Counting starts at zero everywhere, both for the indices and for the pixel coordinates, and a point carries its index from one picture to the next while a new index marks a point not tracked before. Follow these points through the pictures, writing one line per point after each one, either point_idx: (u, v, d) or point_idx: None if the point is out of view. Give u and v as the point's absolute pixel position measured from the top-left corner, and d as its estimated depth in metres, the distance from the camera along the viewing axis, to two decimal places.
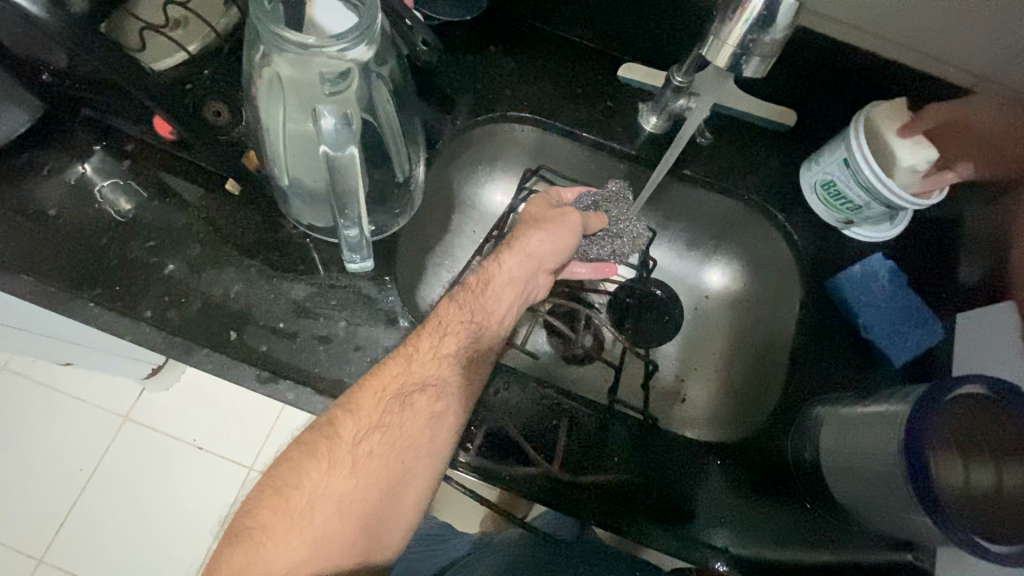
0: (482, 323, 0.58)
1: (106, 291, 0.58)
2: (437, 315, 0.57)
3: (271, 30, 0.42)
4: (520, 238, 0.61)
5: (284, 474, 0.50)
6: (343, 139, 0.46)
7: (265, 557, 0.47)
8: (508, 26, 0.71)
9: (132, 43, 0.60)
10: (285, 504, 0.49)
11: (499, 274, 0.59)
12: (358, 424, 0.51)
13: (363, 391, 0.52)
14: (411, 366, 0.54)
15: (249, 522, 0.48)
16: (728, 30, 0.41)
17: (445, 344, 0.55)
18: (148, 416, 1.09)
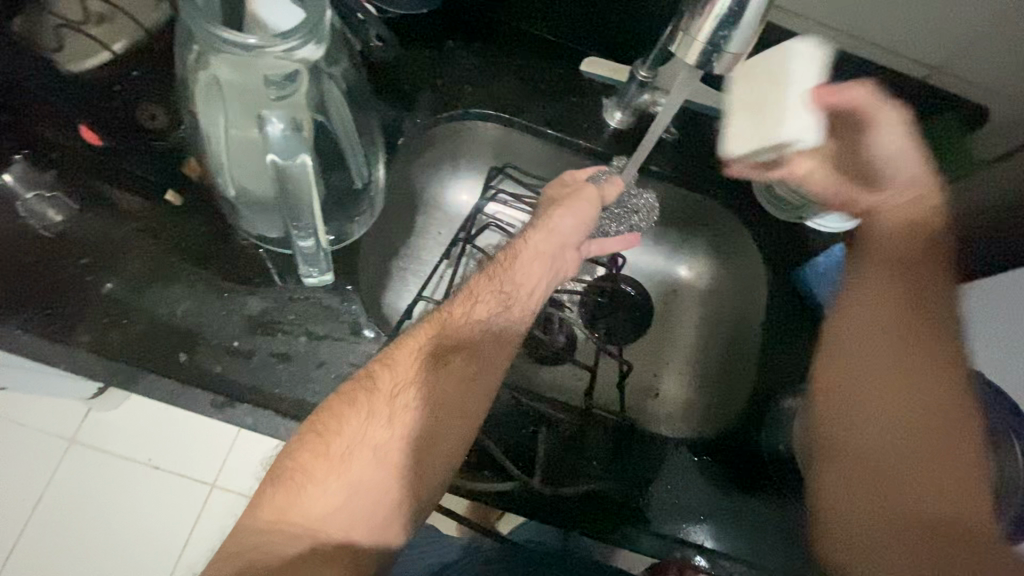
0: (510, 293, 0.57)
1: (37, 315, 0.52)
2: (467, 287, 0.57)
3: (205, 29, 0.38)
4: (546, 215, 0.61)
5: (326, 418, 0.47)
6: (292, 148, 0.42)
7: (304, 502, 0.44)
8: (466, 18, 0.68)
9: (49, 43, 0.56)
10: (325, 450, 0.46)
11: (526, 249, 0.59)
12: (396, 376, 0.50)
13: (400, 349, 0.52)
14: (443, 330, 0.53)
15: (290, 462, 0.46)
16: (697, 26, 0.40)
17: (476, 311, 0.55)
18: (96, 438, 1.01)
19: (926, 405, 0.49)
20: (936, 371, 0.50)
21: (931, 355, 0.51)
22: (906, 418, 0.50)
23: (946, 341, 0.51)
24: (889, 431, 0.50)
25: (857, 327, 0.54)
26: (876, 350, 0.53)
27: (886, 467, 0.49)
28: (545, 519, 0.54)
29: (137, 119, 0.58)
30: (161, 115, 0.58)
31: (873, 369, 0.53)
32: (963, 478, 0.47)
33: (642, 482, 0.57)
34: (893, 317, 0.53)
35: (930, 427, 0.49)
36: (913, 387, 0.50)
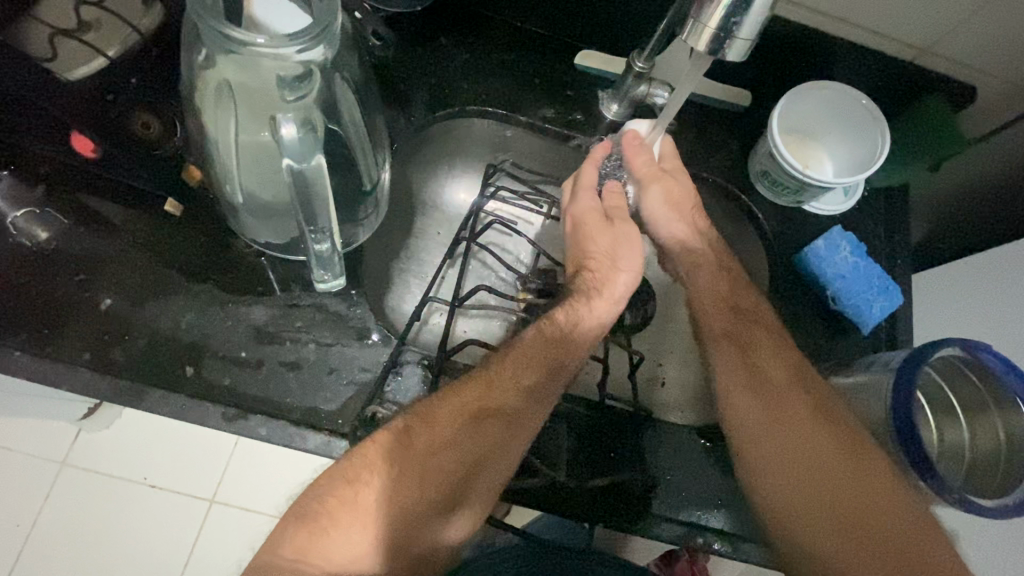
0: (563, 361, 0.56)
1: (34, 336, 0.51)
2: (518, 344, 0.56)
3: (216, 30, 0.37)
4: (606, 280, 0.61)
5: (356, 467, 0.48)
6: (309, 149, 0.41)
7: (326, 547, 0.45)
8: (458, 16, 0.67)
9: (40, 50, 0.49)
10: (353, 499, 0.47)
11: (586, 316, 0.59)
12: (437, 434, 0.51)
13: (442, 405, 0.51)
14: (491, 390, 0.53)
15: (316, 505, 0.47)
16: (708, 13, 0.40)
17: (525, 376, 0.55)
18: (89, 459, 0.99)
19: (826, 460, 0.52)
20: (815, 437, 0.53)
21: (794, 407, 0.55)
22: (809, 476, 0.52)
23: (800, 394, 0.56)
24: (807, 498, 0.51)
25: (742, 420, 0.56)
26: (777, 438, 0.54)
27: (808, 533, 0.50)
28: (570, 515, 0.54)
29: (129, 128, 0.54)
30: (154, 123, 0.56)
31: (771, 447, 0.54)
32: (880, 510, 0.48)
33: (652, 474, 0.57)
34: (760, 403, 0.56)
35: (834, 482, 0.51)
36: (802, 454, 0.53)
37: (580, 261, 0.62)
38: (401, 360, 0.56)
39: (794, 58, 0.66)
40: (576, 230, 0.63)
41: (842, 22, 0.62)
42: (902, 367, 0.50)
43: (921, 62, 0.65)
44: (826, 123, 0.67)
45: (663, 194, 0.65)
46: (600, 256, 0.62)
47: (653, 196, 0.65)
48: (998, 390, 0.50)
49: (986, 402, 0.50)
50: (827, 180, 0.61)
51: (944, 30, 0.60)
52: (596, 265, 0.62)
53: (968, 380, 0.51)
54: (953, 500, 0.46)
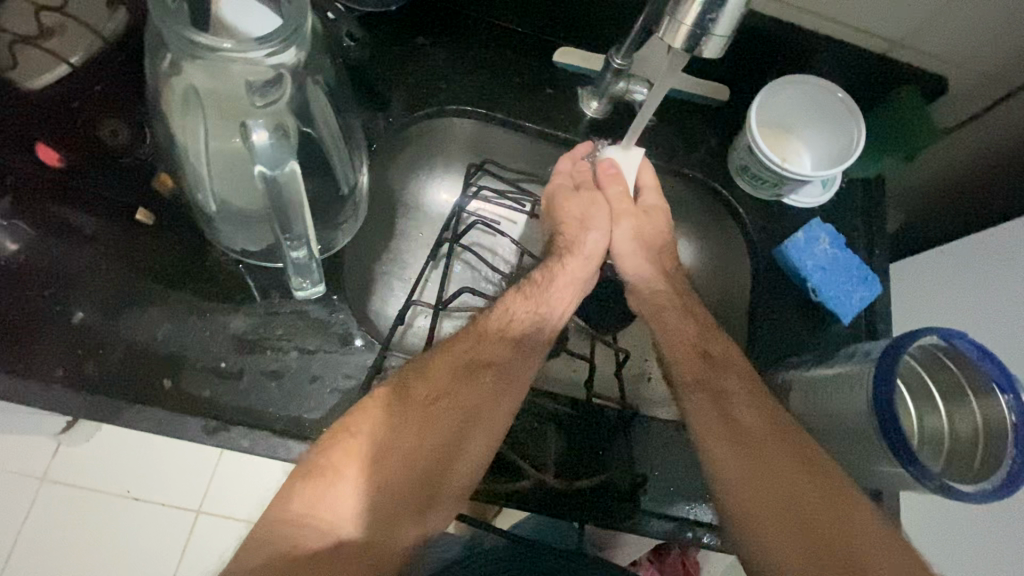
0: (543, 315, 0.60)
1: (3, 353, 0.49)
2: (503, 301, 0.59)
3: (180, 36, 0.36)
4: (575, 241, 0.65)
5: (358, 418, 0.48)
6: (281, 155, 0.40)
7: (332, 500, 0.45)
8: (434, 15, 0.66)
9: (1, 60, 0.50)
10: (359, 452, 0.47)
11: (562, 275, 0.62)
12: (433, 385, 0.52)
13: (436, 358, 0.54)
14: (480, 343, 0.56)
15: (321, 458, 0.46)
16: (682, 10, 0.40)
17: (511, 327, 0.57)
18: (68, 474, 0.96)
19: (792, 474, 0.51)
20: (799, 482, 0.50)
21: (785, 464, 0.51)
22: (775, 490, 0.51)
23: (787, 449, 0.52)
24: (774, 512, 0.50)
25: (706, 440, 0.55)
26: (741, 456, 0.53)
27: (776, 547, 0.48)
28: (559, 514, 0.53)
29: (97, 134, 0.54)
30: (123, 130, 0.55)
31: (757, 497, 0.51)
32: (853, 533, 0.47)
33: (640, 470, 0.57)
34: (724, 421, 0.55)
35: (801, 494, 0.50)
36: (766, 470, 0.52)
37: (555, 229, 0.66)
38: (385, 366, 0.56)
39: (770, 52, 0.67)
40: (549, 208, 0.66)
41: (816, 16, 0.63)
42: (881, 358, 0.50)
43: (894, 55, 0.66)
44: (802, 116, 0.68)
45: (632, 229, 0.66)
46: (575, 226, 0.66)
47: (622, 230, 0.66)
48: (976, 377, 0.50)
49: (962, 387, 0.51)
50: (803, 173, 0.61)
51: (915, 23, 0.61)
52: (570, 230, 0.66)
53: (945, 367, 0.52)
54: (935, 487, 0.47)
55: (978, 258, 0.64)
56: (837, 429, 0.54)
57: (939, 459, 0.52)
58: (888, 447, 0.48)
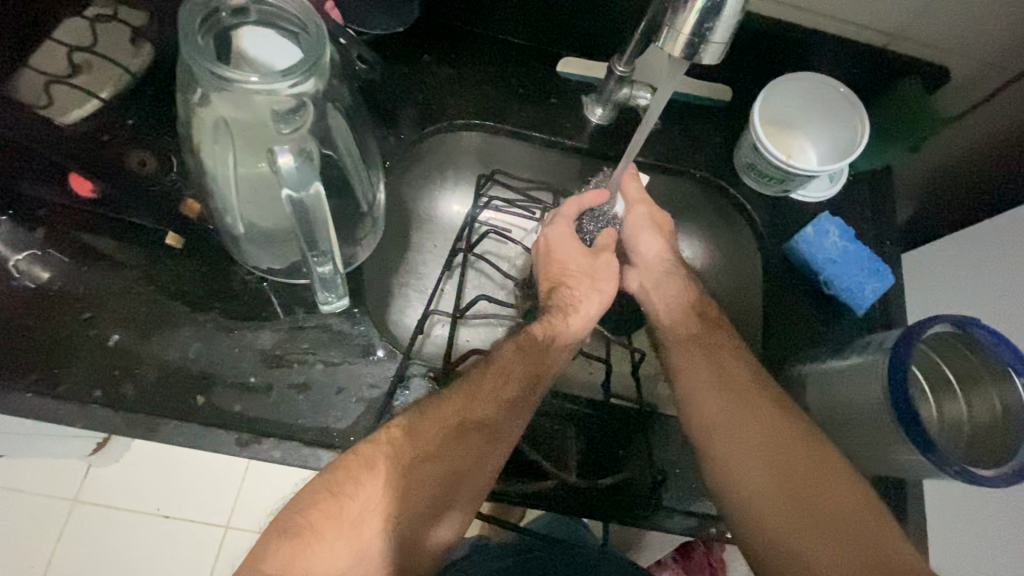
0: (539, 375, 0.57)
1: (44, 377, 0.52)
2: (499, 358, 0.57)
3: (208, 70, 0.38)
4: (580, 299, 0.63)
5: (340, 479, 0.48)
6: (306, 177, 0.42)
7: (310, 562, 0.45)
8: (439, 33, 0.68)
9: (35, 98, 0.50)
10: (338, 513, 0.47)
11: (563, 332, 0.61)
12: (417, 448, 0.51)
13: (425, 422, 0.52)
14: (472, 403, 0.54)
15: (300, 518, 0.46)
16: (681, 21, 0.41)
17: (506, 390, 0.55)
18: (100, 495, 0.99)
19: (780, 432, 0.54)
20: (788, 436, 0.53)
21: (774, 424, 0.54)
22: (770, 462, 0.52)
23: (777, 412, 0.55)
24: (750, 472, 0.52)
25: (705, 416, 0.57)
26: (736, 427, 0.55)
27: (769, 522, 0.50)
28: (583, 512, 0.55)
29: (126, 165, 0.55)
30: (150, 159, 0.55)
31: (740, 447, 0.54)
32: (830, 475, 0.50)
33: (662, 468, 0.58)
34: (726, 397, 0.57)
35: (792, 466, 0.51)
36: (760, 445, 0.53)
37: (558, 281, 0.64)
38: (407, 373, 0.58)
39: (770, 51, 0.68)
40: (548, 252, 0.66)
41: (814, 14, 0.64)
42: (896, 347, 0.51)
43: (895, 47, 0.67)
44: (805, 113, 0.69)
45: (647, 212, 0.68)
46: (578, 273, 0.65)
47: (637, 214, 0.68)
48: (990, 361, 0.51)
49: (980, 373, 0.52)
50: (810, 168, 0.62)
51: (912, 14, 0.62)
52: (574, 281, 0.64)
53: (959, 352, 0.53)
54: (954, 473, 0.47)
55: (996, 243, 0.64)
56: (857, 418, 0.55)
57: (959, 444, 0.52)
58: (903, 432, 0.49)
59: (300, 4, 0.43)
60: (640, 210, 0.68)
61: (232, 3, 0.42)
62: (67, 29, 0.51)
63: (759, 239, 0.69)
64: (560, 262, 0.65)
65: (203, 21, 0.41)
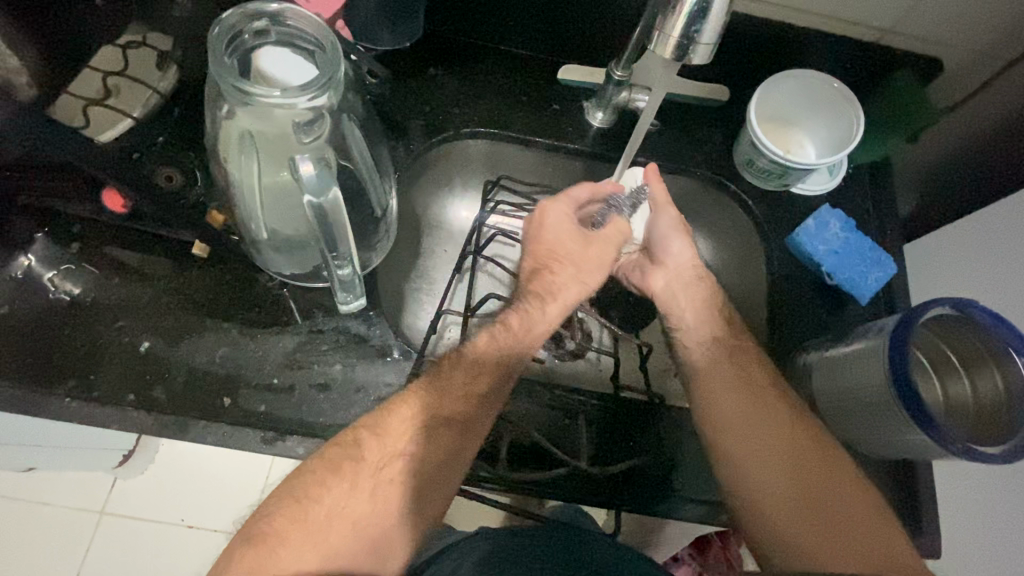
0: (509, 363, 0.58)
1: (81, 383, 0.55)
2: (473, 348, 0.59)
3: (234, 86, 0.41)
4: (556, 286, 0.63)
5: (306, 484, 0.50)
6: (325, 184, 0.44)
7: (277, 563, 0.46)
8: (444, 47, 0.71)
9: (76, 121, 0.56)
10: (303, 517, 0.49)
11: (539, 319, 0.61)
12: (385, 446, 0.52)
13: (392, 418, 0.53)
14: (440, 398, 0.55)
15: (264, 526, 0.48)
16: (670, 24, 0.44)
17: (477, 383, 0.57)
18: (123, 505, 1.02)
19: (797, 438, 0.56)
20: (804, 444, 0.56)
21: (792, 429, 0.57)
22: (786, 466, 0.55)
23: (794, 421, 0.57)
24: (768, 472, 0.55)
25: (720, 415, 0.58)
26: (754, 433, 0.57)
27: (777, 509, 0.54)
28: (589, 501, 0.56)
29: (154, 180, 0.58)
30: (176, 175, 0.59)
31: (757, 451, 0.56)
32: (840, 478, 0.54)
33: (671, 456, 0.60)
34: (745, 403, 0.59)
35: (808, 469, 0.54)
36: (774, 455, 0.56)
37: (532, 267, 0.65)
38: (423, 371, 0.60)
39: (765, 50, 0.70)
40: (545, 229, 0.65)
41: (805, 12, 0.66)
42: (895, 332, 0.52)
43: (887, 42, 0.68)
44: (802, 109, 0.70)
45: (672, 219, 0.67)
46: (565, 259, 0.64)
47: (664, 219, 0.67)
48: (991, 342, 0.52)
49: (982, 354, 0.53)
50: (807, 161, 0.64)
51: (902, 10, 0.64)
52: (556, 267, 0.64)
53: (960, 335, 0.54)
54: (958, 450, 0.49)
55: (997, 227, 0.65)
56: (865, 403, 0.55)
57: (968, 424, 0.53)
58: (906, 413, 0.50)
59: (316, 24, 0.46)
60: (671, 211, 0.67)
61: (255, 26, 0.46)
62: (100, 57, 0.58)
63: (761, 233, 0.71)
64: (548, 244, 0.65)
65: (229, 43, 0.45)
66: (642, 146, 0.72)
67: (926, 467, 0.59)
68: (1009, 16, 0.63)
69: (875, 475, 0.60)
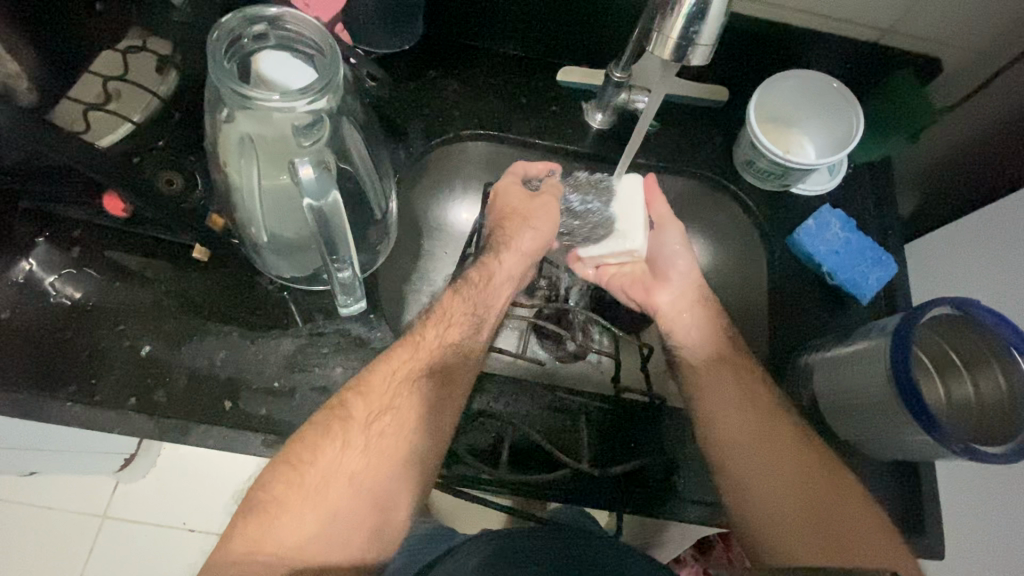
0: (481, 315, 0.63)
1: (82, 387, 0.55)
2: (440, 306, 0.62)
3: (234, 90, 0.42)
4: (513, 237, 0.67)
5: (297, 450, 0.51)
6: (325, 187, 0.44)
7: (276, 533, 0.49)
8: (443, 49, 0.71)
9: (77, 126, 0.56)
10: (299, 480, 0.50)
11: (498, 270, 0.66)
12: (368, 403, 0.54)
13: (374, 374, 0.55)
14: (418, 351, 0.57)
15: (263, 494, 0.50)
16: (669, 25, 0.44)
17: (449, 331, 0.60)
18: (121, 505, 1.02)
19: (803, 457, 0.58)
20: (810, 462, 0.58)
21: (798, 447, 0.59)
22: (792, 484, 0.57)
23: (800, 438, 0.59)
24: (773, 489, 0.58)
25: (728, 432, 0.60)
26: (761, 450, 0.59)
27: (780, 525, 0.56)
28: (587, 501, 0.56)
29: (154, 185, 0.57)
30: (177, 179, 0.57)
31: (764, 468, 0.59)
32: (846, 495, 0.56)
33: (672, 457, 0.60)
34: (754, 423, 0.60)
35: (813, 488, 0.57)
36: (782, 476, 0.58)
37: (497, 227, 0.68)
38: None
39: (765, 50, 0.70)
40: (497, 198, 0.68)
41: (804, 12, 0.66)
42: (896, 332, 0.52)
43: (887, 41, 0.68)
44: (801, 109, 0.70)
45: (679, 235, 0.70)
46: (517, 216, 0.67)
47: (671, 235, 0.70)
48: (993, 342, 0.52)
49: (985, 354, 0.52)
50: (807, 162, 0.64)
51: (902, 10, 0.64)
52: (510, 223, 0.67)
53: (961, 335, 0.54)
54: (960, 450, 0.48)
55: (999, 226, 0.65)
56: (866, 402, 0.55)
57: (970, 423, 0.52)
58: (908, 414, 0.50)
59: (315, 28, 0.46)
60: (676, 227, 0.70)
61: (253, 30, 0.46)
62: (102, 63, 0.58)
63: (762, 234, 0.70)
64: (504, 206, 0.68)
65: (228, 47, 0.45)
66: (641, 147, 0.72)
67: (929, 467, 0.59)
68: (1009, 15, 0.62)
69: (877, 475, 0.60)
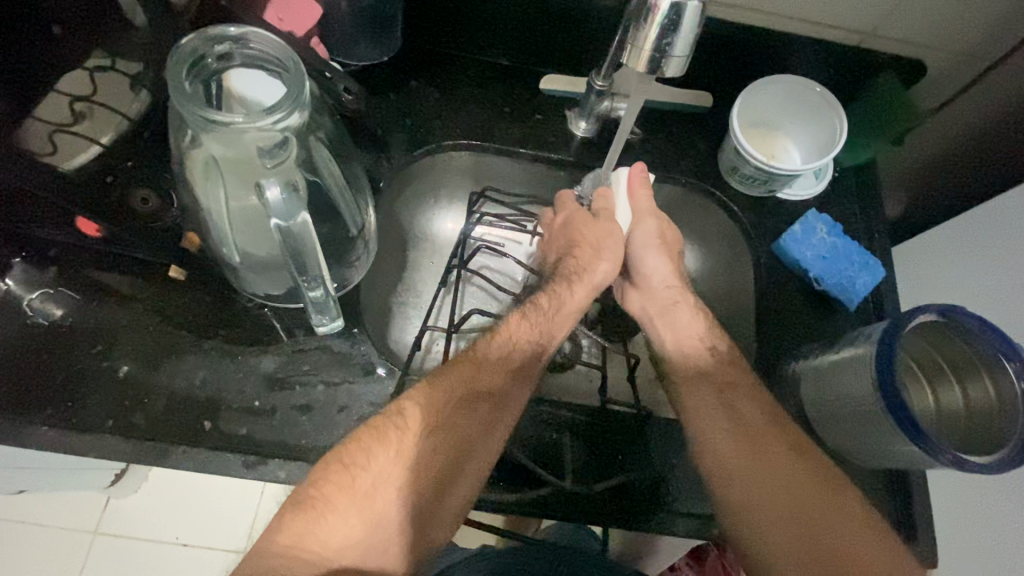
0: (543, 343, 0.60)
1: (58, 411, 0.54)
2: (503, 324, 0.60)
3: (198, 114, 0.41)
4: (586, 269, 0.66)
5: (351, 450, 0.49)
6: (292, 208, 0.44)
7: (321, 533, 0.46)
8: (423, 59, 0.71)
9: (42, 148, 0.52)
10: (351, 483, 0.48)
11: (569, 300, 0.63)
12: (426, 414, 0.52)
13: (434, 391, 0.54)
14: (479, 372, 0.56)
15: (311, 490, 0.47)
16: (642, 37, 0.43)
17: (512, 356, 0.58)
18: (122, 526, 1.01)
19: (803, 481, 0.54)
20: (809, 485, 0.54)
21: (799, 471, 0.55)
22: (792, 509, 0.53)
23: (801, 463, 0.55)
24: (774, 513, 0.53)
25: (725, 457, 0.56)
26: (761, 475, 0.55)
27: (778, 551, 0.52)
28: (585, 518, 0.56)
29: (130, 204, 0.58)
30: (152, 197, 0.59)
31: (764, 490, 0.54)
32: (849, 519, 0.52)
33: (659, 471, 0.59)
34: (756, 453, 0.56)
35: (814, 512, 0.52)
36: (784, 498, 0.54)
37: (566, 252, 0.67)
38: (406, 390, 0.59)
39: (747, 55, 0.69)
40: (570, 222, 0.68)
41: (785, 17, 0.65)
42: (884, 338, 0.52)
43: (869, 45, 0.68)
44: (785, 114, 0.70)
45: (656, 230, 0.67)
46: (587, 246, 0.67)
47: (645, 230, 0.67)
48: (980, 348, 0.51)
49: (972, 361, 0.52)
50: (789, 168, 0.63)
51: (881, 13, 0.63)
52: (581, 253, 0.67)
53: (949, 341, 0.53)
54: (948, 461, 0.48)
55: (986, 229, 0.64)
56: (853, 411, 0.55)
57: (958, 432, 0.52)
58: (897, 425, 0.50)
59: (277, 45, 0.45)
60: (648, 223, 0.67)
61: (217, 49, 0.45)
62: (69, 80, 0.52)
63: (748, 241, 0.70)
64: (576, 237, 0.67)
65: (191, 68, 0.44)
66: (624, 155, 0.71)
67: (920, 476, 0.59)
68: (989, 17, 0.62)
69: (868, 484, 0.59)
